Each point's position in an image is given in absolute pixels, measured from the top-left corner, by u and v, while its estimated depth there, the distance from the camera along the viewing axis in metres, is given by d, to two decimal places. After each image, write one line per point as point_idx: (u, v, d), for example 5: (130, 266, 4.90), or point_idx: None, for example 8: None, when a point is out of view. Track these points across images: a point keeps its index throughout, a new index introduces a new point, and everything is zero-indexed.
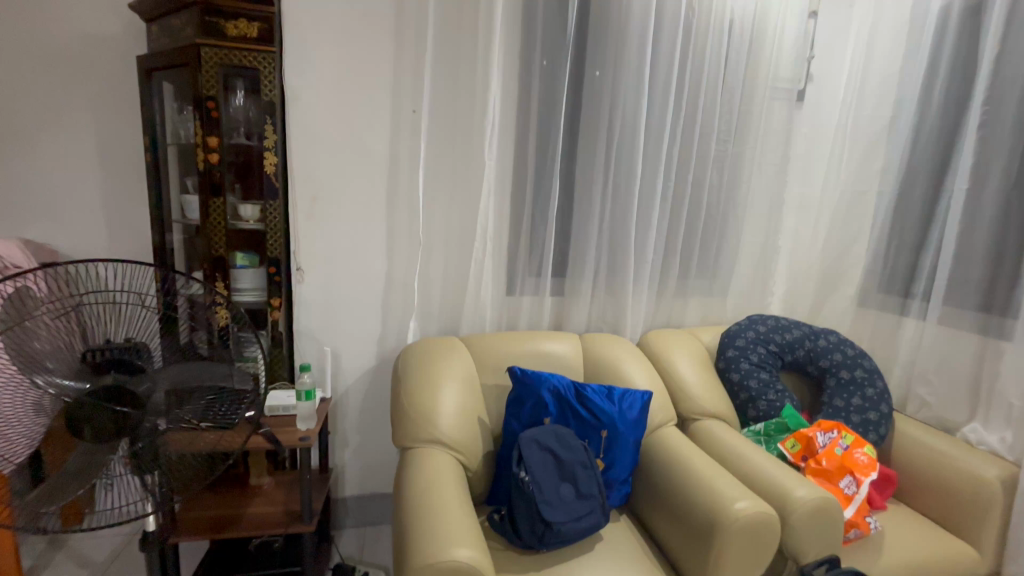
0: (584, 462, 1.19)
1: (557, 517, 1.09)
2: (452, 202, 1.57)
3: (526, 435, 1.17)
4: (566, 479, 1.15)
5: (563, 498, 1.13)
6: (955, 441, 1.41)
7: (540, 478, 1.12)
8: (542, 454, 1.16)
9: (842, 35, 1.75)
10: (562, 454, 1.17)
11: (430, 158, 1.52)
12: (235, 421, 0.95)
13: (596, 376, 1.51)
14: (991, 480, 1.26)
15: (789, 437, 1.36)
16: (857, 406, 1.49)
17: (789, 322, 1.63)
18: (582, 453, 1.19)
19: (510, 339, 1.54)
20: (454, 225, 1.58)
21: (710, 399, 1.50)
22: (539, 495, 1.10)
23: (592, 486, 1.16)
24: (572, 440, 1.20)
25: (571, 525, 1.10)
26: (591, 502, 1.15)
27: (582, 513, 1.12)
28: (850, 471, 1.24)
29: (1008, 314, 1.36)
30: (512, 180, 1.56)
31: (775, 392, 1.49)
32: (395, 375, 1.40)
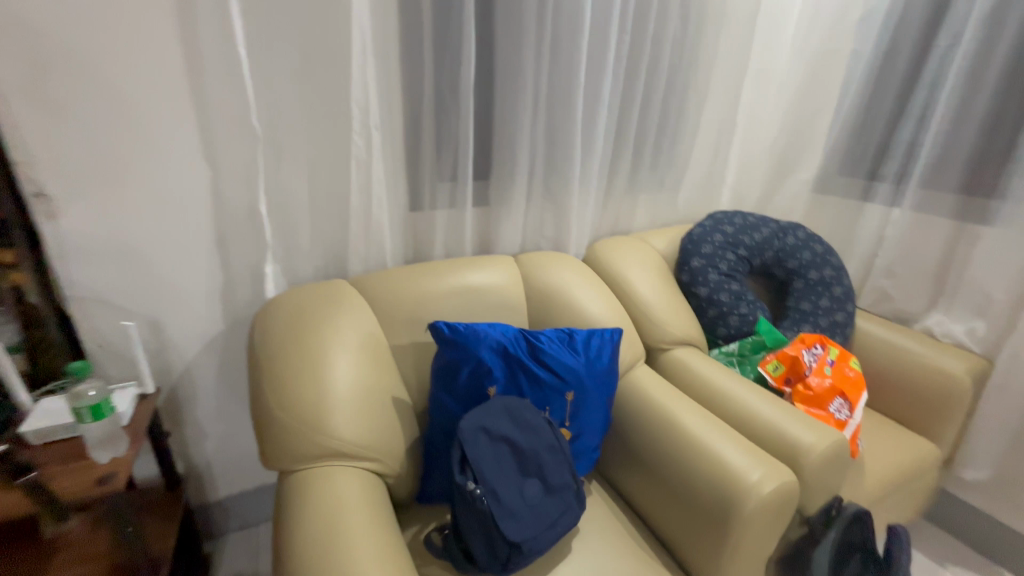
0: (551, 446, 0.86)
1: (524, 532, 0.78)
2: (307, 68, 0.97)
3: (467, 422, 0.81)
4: (529, 474, 0.83)
5: (529, 502, 0.81)
6: (919, 335, 1.31)
7: (495, 482, 0.79)
8: (492, 446, 0.81)
9: None
10: (519, 439, 0.83)
11: None
12: None
13: (543, 310, 1.15)
14: (961, 377, 1.18)
15: (771, 358, 1.16)
16: (825, 308, 1.33)
17: (756, 220, 1.38)
18: (546, 431, 0.86)
19: (426, 275, 1.10)
20: (316, 108, 1.00)
21: (679, 321, 1.23)
22: (496, 508, 0.77)
23: (564, 475, 0.85)
24: (531, 415, 0.86)
25: (542, 538, 0.79)
26: (564, 497, 0.84)
27: (554, 516, 0.82)
28: (842, 393, 1.07)
29: (994, 194, 1.19)
30: (400, 30, 1.00)
31: (747, 304, 1.26)
32: (252, 354, 0.91)
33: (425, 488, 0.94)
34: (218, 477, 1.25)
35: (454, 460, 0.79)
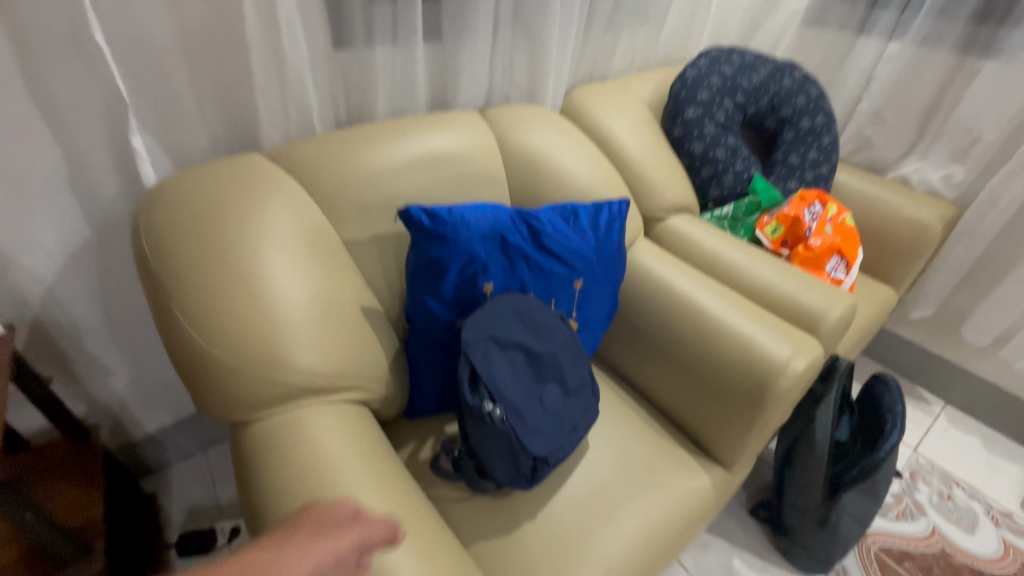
0: (566, 344, 0.74)
1: (549, 443, 0.68)
2: None
3: (470, 332, 0.66)
4: (546, 379, 0.71)
5: (549, 411, 0.70)
6: (895, 183, 1.28)
7: (511, 396, 0.67)
8: (503, 355, 0.68)
9: None
10: (531, 342, 0.70)
11: None
12: None
13: (526, 182, 0.94)
14: (934, 224, 1.17)
15: (770, 221, 1.08)
16: (812, 161, 1.23)
17: (754, 58, 1.20)
18: (559, 330, 0.73)
19: (373, 143, 0.82)
20: None
21: (674, 185, 1.08)
22: (516, 425, 0.66)
23: (582, 374, 0.74)
24: (541, 314, 0.72)
25: (566, 444, 0.71)
26: (584, 397, 0.74)
27: (576, 419, 0.73)
28: (840, 251, 1.04)
29: (1007, 22, 1.09)
30: None
31: (742, 160, 1.13)
32: (146, 276, 0.64)
33: (416, 406, 0.79)
34: (138, 413, 1.01)
35: (460, 378, 0.65)
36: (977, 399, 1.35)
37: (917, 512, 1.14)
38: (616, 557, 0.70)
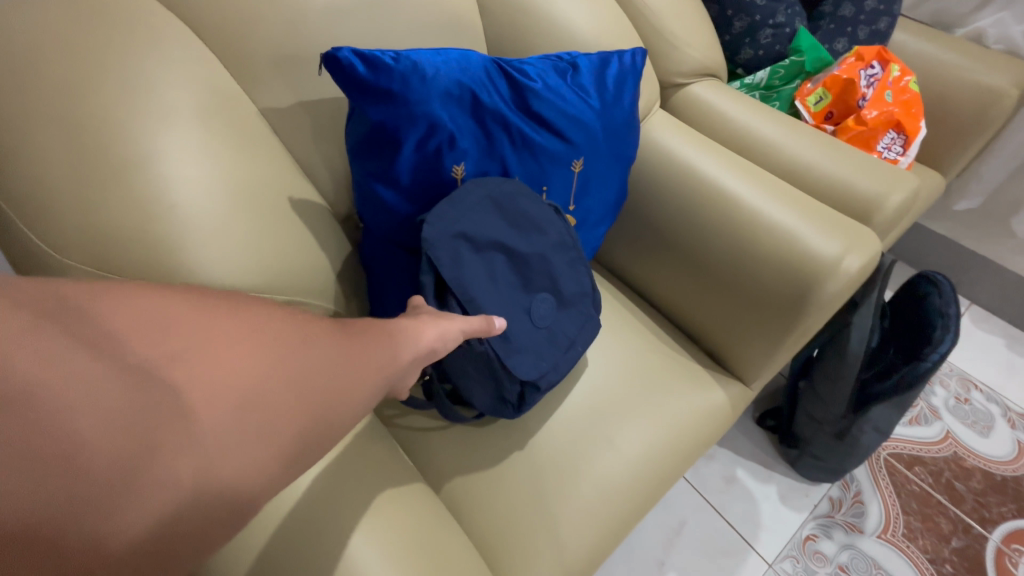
0: (560, 240, 0.57)
1: (541, 364, 0.55)
2: None
3: (430, 227, 0.50)
4: (535, 286, 0.56)
5: (541, 325, 0.56)
6: (965, 42, 1.04)
7: (491, 307, 0.52)
8: (478, 256, 0.53)
9: None
10: (513, 240, 0.54)
11: None
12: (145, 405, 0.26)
13: (509, 35, 0.72)
14: (1010, 90, 0.96)
15: (815, 88, 0.87)
16: (870, 13, 0.98)
17: None
18: (552, 224, 0.57)
19: None
20: None
21: (700, 41, 0.84)
22: (498, 344, 0.52)
23: (581, 280, 0.59)
24: (527, 201, 0.55)
25: (565, 364, 0.58)
26: (585, 309, 0.60)
27: (576, 335, 0.59)
28: (898, 125, 0.83)
29: None
30: None
31: (786, 10, 0.88)
32: None
33: None
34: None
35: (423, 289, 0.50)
36: (1008, 299, 1.23)
37: (932, 417, 1.07)
38: (620, 484, 0.61)
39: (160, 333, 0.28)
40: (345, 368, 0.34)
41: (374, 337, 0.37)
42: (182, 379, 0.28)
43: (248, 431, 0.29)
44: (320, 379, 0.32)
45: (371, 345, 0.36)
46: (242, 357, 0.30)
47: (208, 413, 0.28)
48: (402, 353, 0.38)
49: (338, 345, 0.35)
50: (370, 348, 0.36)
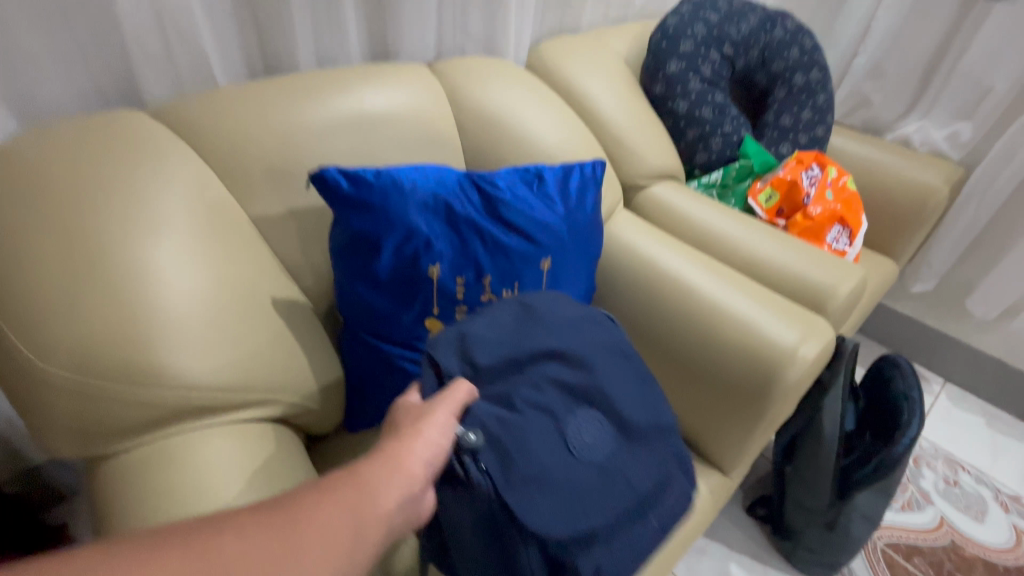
0: (618, 350, 0.57)
1: (568, 510, 0.46)
2: None
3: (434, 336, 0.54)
4: (576, 414, 0.51)
5: (579, 457, 0.49)
6: (895, 144, 1.16)
7: (500, 424, 0.48)
8: (492, 364, 0.52)
9: None
10: (546, 355, 0.53)
11: None
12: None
13: (485, 146, 0.80)
14: (939, 187, 1.07)
15: (764, 187, 0.96)
16: (807, 122, 1.11)
17: (742, 5, 1.07)
18: (608, 353, 0.56)
19: (286, 96, 0.66)
20: None
21: (656, 149, 0.94)
22: (495, 472, 0.46)
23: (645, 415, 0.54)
24: (561, 319, 0.56)
25: (608, 516, 0.47)
26: (649, 455, 0.52)
27: (635, 478, 0.50)
28: (841, 220, 0.92)
29: None
30: None
31: (732, 121, 1.00)
32: None
33: (356, 418, 0.66)
34: (22, 443, 0.82)
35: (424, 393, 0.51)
36: (978, 376, 1.26)
37: (924, 501, 1.05)
38: None
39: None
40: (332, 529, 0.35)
41: (355, 481, 0.39)
42: None
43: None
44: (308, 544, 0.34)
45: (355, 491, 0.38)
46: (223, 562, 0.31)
47: None
48: (392, 486, 0.40)
49: (317, 503, 0.36)
50: (354, 494, 0.38)
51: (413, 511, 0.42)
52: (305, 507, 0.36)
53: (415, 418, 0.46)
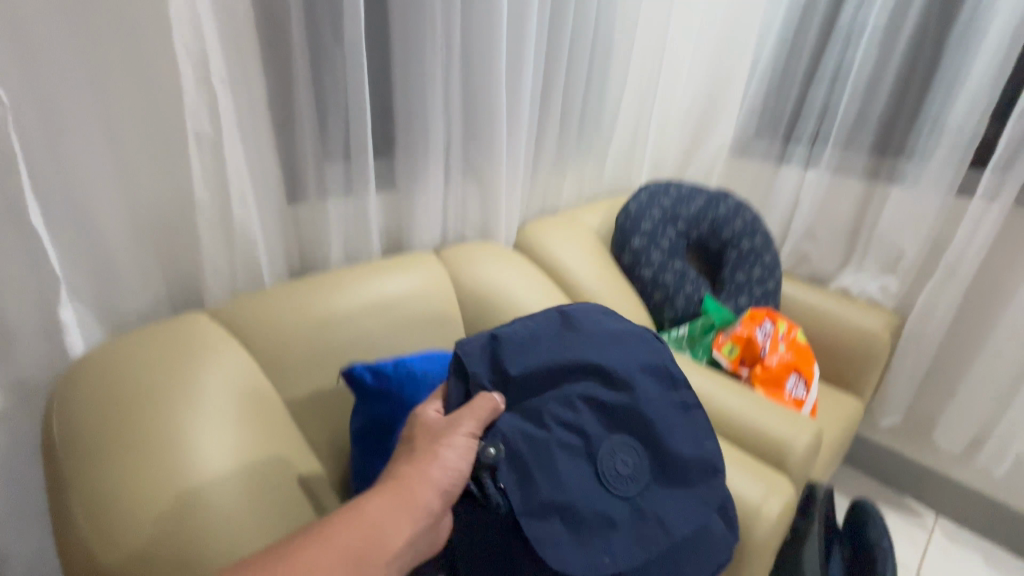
0: (639, 369, 0.70)
1: (589, 541, 0.59)
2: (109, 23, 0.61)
3: (471, 340, 0.67)
4: (613, 450, 0.64)
5: (603, 467, 0.63)
6: (838, 294, 1.34)
7: (532, 448, 0.61)
8: (533, 386, 0.66)
9: None
10: (595, 385, 0.67)
11: None
12: None
13: (482, 320, 0.95)
14: (880, 334, 1.21)
15: (726, 340, 1.09)
16: (758, 278, 1.29)
17: (689, 189, 1.31)
18: (659, 387, 0.70)
19: (320, 293, 0.81)
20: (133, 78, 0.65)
21: (628, 309, 1.10)
22: (516, 498, 0.58)
23: (693, 457, 0.66)
24: (614, 347, 0.70)
25: (626, 547, 0.59)
26: (682, 499, 0.64)
27: (656, 504, 0.62)
28: (796, 369, 1.05)
29: (902, 155, 1.23)
30: None
31: (691, 282, 1.18)
32: (54, 470, 0.58)
33: None
34: None
35: (448, 403, 0.63)
36: (967, 509, 1.29)
37: None
38: None
39: None
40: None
41: (377, 508, 0.48)
42: None
43: None
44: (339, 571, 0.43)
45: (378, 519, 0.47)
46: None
47: None
48: (411, 512, 0.49)
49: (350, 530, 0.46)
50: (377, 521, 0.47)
51: (433, 533, 0.51)
52: (336, 535, 0.45)
53: (430, 443, 0.55)
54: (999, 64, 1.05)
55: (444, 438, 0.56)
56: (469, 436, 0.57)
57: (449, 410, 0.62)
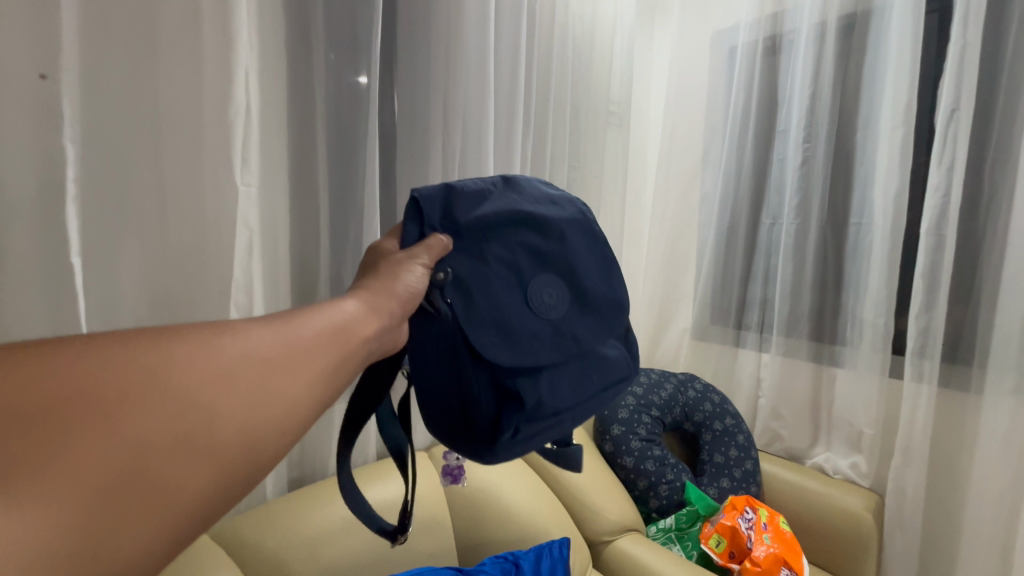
0: (577, 215, 0.67)
1: (519, 348, 0.58)
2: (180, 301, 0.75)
3: (426, 186, 0.61)
4: (543, 283, 0.61)
5: (536, 292, 0.61)
6: (817, 473, 1.39)
7: (473, 275, 0.59)
8: (475, 226, 0.60)
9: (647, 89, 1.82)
10: (529, 234, 0.62)
11: (100, 217, 0.67)
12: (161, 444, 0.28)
13: (474, 521, 1.00)
14: (864, 515, 1.23)
15: (712, 533, 1.10)
16: (736, 458, 1.35)
17: (658, 376, 1.44)
18: (584, 241, 0.66)
19: (319, 503, 0.86)
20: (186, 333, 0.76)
21: (614, 505, 1.17)
22: (458, 307, 0.57)
23: (607, 296, 0.65)
24: (550, 206, 0.66)
25: (554, 369, 0.59)
26: (603, 333, 0.64)
27: (585, 343, 0.61)
28: (786, 562, 1.02)
29: (837, 340, 1.40)
30: (293, 241, 0.92)
31: (672, 470, 1.28)
32: None
33: None
34: None
35: (402, 240, 0.58)
36: None
37: None
38: None
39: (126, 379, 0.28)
40: (319, 343, 0.39)
41: (341, 311, 0.44)
42: (196, 385, 0.30)
43: (283, 381, 0.35)
44: (313, 356, 0.38)
45: (347, 322, 0.43)
46: (233, 355, 0.33)
47: (233, 415, 0.31)
48: (381, 318, 0.47)
49: (314, 322, 0.40)
50: (344, 323, 0.43)
51: (392, 339, 0.50)
52: (300, 321, 0.39)
53: (392, 266, 0.53)
54: (886, 278, 1.27)
55: (403, 263, 0.53)
56: (424, 270, 0.54)
57: (403, 247, 0.58)
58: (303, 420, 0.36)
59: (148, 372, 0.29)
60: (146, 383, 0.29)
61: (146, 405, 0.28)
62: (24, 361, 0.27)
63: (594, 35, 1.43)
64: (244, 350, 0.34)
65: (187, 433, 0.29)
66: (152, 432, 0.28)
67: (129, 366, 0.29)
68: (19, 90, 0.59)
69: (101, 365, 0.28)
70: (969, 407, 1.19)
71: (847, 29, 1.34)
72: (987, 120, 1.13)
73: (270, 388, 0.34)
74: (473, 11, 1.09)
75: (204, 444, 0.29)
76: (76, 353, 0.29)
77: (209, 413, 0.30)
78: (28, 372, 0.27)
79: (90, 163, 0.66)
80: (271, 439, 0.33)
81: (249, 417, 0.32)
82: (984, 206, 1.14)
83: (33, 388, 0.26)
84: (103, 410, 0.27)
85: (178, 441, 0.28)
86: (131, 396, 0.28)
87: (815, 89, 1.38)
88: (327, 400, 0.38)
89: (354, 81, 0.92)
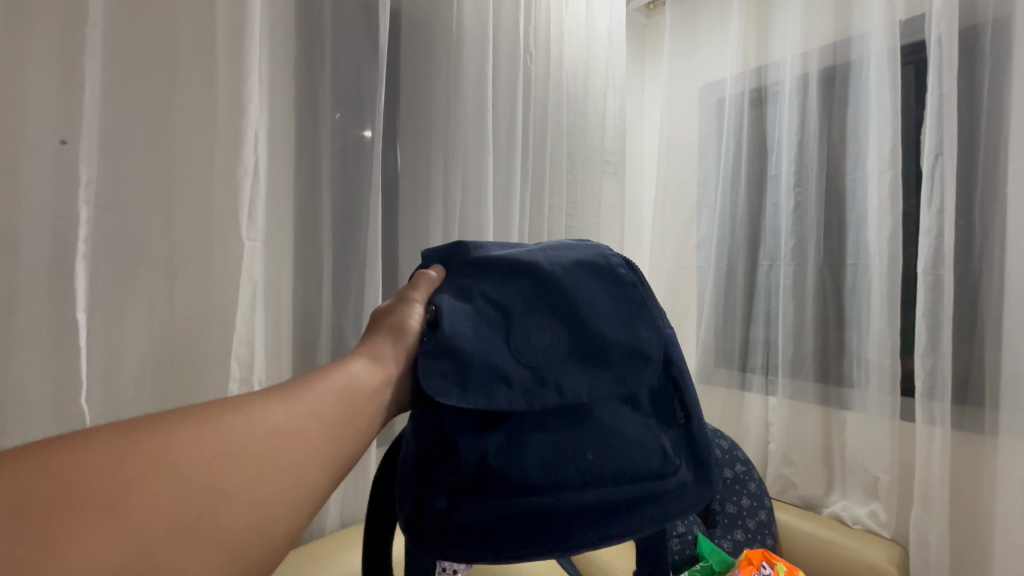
0: (593, 262, 0.59)
1: (477, 389, 0.49)
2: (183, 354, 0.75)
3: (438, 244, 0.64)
4: (533, 327, 0.54)
5: (515, 333, 0.53)
6: (835, 523, 1.33)
7: (449, 309, 0.53)
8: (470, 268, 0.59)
9: (640, 139, 1.90)
10: (529, 276, 0.57)
11: (108, 273, 0.69)
12: (174, 529, 0.29)
13: None
14: (888, 568, 1.16)
15: None
16: (749, 508, 1.30)
17: None
18: (600, 284, 0.58)
19: (316, 565, 0.82)
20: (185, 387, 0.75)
21: (626, 559, 1.13)
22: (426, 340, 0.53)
23: (620, 352, 0.54)
24: (565, 251, 0.60)
25: (522, 427, 0.49)
26: (606, 397, 0.52)
27: (572, 397, 0.50)
28: None
29: (844, 382, 1.38)
30: (297, 292, 0.93)
31: (683, 521, 1.24)
32: None
33: None
34: None
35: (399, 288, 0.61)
36: None
37: None
38: None
39: (139, 463, 0.29)
40: (323, 410, 0.41)
41: (344, 372, 0.46)
42: (206, 467, 0.32)
43: (290, 452, 0.36)
44: (319, 423, 0.40)
45: (351, 383, 0.45)
46: (241, 431, 0.35)
47: (241, 495, 0.32)
48: (386, 373, 0.49)
49: (318, 387, 0.42)
50: (348, 386, 0.44)
51: (401, 391, 0.52)
52: (304, 388, 0.41)
53: (392, 316, 0.56)
54: (888, 318, 1.26)
55: (397, 306, 0.57)
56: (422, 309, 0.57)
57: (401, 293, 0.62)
58: (307, 495, 0.37)
59: (157, 457, 0.30)
60: (157, 469, 0.30)
61: (150, 493, 0.29)
62: (39, 452, 0.28)
63: (587, 90, 1.51)
64: (251, 425, 0.36)
65: (193, 522, 0.29)
66: (162, 517, 0.28)
67: (140, 451, 0.30)
68: (39, 158, 0.61)
69: (108, 454, 0.29)
70: (985, 449, 1.16)
71: (828, 80, 1.41)
72: (971, 163, 1.16)
73: (273, 465, 0.35)
74: (473, 69, 1.15)
75: (212, 529, 0.30)
76: (84, 444, 0.29)
77: (216, 495, 0.31)
78: (46, 463, 0.28)
79: (104, 223, 0.68)
80: (277, 517, 0.34)
81: (252, 497, 0.33)
82: (977, 244, 1.16)
83: (36, 488, 0.27)
84: (111, 503, 0.27)
85: (185, 531, 0.29)
86: (140, 483, 0.29)
87: (802, 136, 1.44)
88: (330, 470, 0.39)
89: (359, 136, 0.96)
